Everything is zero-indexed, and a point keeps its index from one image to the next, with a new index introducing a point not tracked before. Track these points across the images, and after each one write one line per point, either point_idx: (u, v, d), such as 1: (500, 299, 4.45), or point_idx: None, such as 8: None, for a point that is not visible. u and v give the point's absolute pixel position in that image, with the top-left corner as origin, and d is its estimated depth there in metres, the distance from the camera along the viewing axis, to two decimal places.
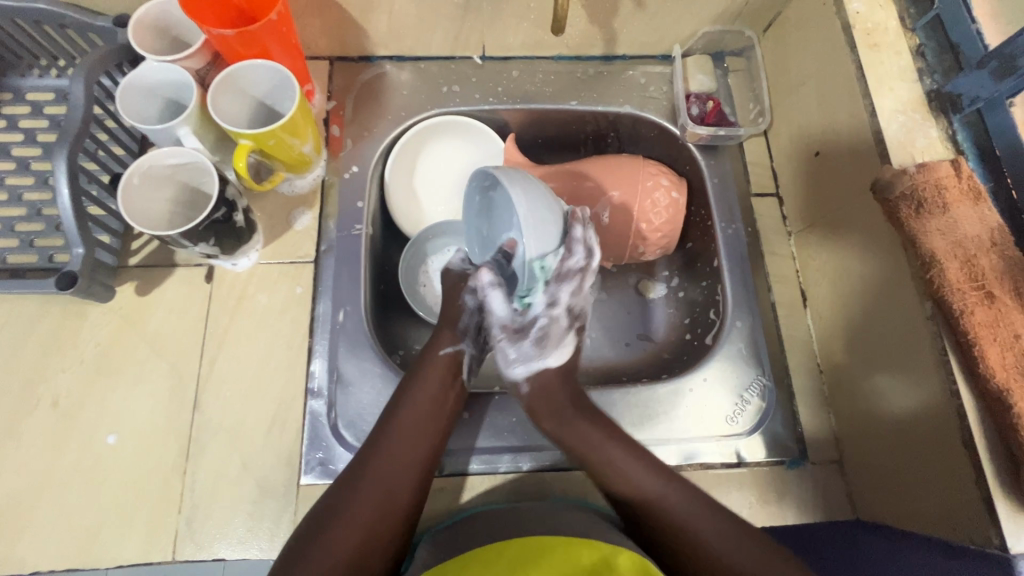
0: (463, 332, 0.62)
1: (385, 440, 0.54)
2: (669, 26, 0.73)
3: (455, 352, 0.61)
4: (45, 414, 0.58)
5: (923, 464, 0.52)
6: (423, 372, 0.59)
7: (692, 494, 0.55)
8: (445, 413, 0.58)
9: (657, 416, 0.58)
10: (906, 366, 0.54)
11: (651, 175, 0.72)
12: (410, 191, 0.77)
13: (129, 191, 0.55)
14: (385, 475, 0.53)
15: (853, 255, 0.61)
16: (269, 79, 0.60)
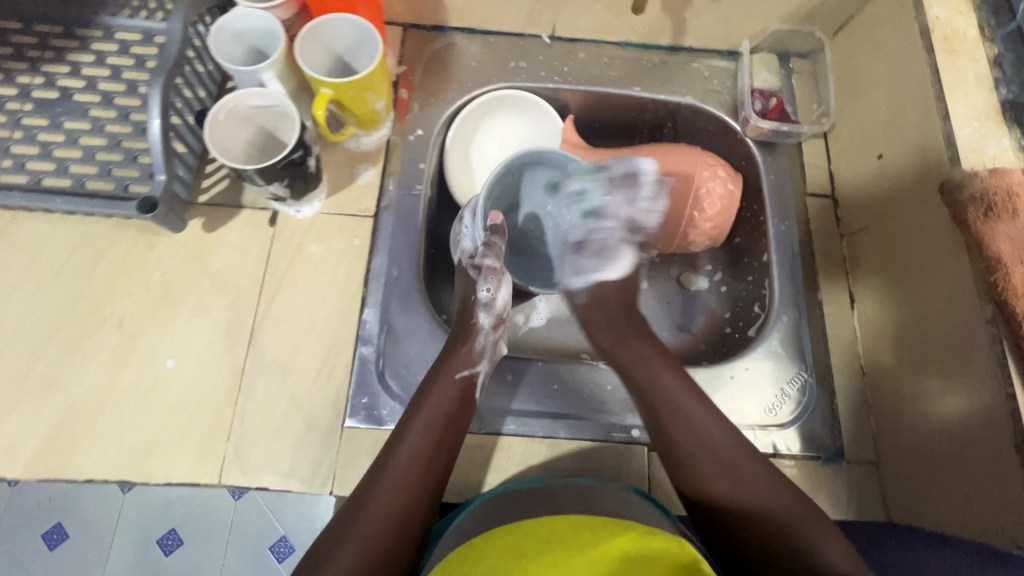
0: (480, 352, 0.61)
1: (401, 442, 0.54)
2: (740, 21, 0.74)
3: (471, 375, 0.59)
4: (109, 333, 0.61)
5: (970, 468, 0.52)
6: (434, 386, 0.58)
7: (733, 463, 0.54)
8: (457, 419, 0.56)
9: (688, 406, 0.58)
10: (960, 369, 0.54)
11: (708, 166, 0.73)
12: (466, 163, 0.78)
13: (215, 126, 0.57)
14: (411, 468, 0.52)
15: (910, 258, 0.61)
16: (352, 35, 0.63)
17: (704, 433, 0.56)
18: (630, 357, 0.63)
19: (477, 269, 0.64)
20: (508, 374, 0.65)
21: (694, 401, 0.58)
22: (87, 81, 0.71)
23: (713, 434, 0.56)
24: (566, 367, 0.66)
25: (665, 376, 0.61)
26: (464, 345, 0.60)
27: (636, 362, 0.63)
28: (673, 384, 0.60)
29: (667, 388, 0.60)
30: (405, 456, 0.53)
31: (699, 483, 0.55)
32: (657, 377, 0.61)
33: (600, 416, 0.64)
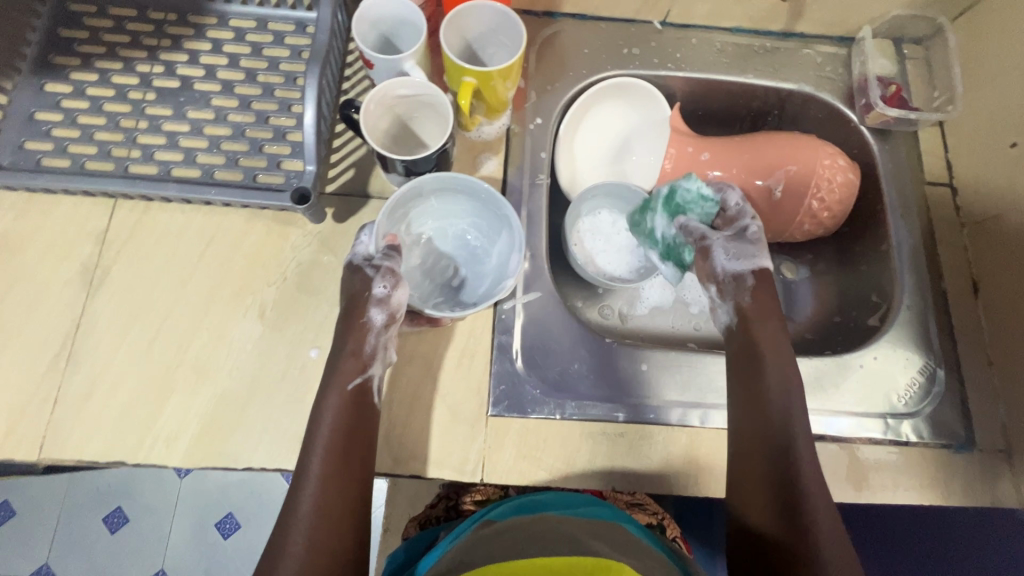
0: (372, 344, 0.55)
1: (310, 456, 0.50)
2: (860, 6, 0.73)
3: (364, 382, 0.55)
4: (252, 323, 0.61)
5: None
6: (327, 396, 0.53)
7: (804, 478, 0.49)
8: (355, 420, 0.53)
9: (780, 389, 0.54)
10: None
11: (829, 154, 0.72)
12: (569, 152, 0.77)
13: (366, 118, 0.57)
14: (311, 494, 0.48)
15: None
16: (490, 21, 0.62)
17: (800, 444, 0.51)
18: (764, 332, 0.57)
19: (374, 267, 0.56)
20: (642, 364, 0.64)
21: (787, 385, 0.54)
22: (206, 69, 0.70)
23: (805, 446, 0.51)
24: (698, 357, 0.65)
25: (771, 354, 0.56)
26: (357, 323, 0.55)
27: (772, 346, 0.56)
28: (776, 368, 0.55)
29: (777, 377, 0.54)
30: (311, 486, 0.48)
31: (750, 491, 0.51)
32: (774, 364, 0.55)
33: None
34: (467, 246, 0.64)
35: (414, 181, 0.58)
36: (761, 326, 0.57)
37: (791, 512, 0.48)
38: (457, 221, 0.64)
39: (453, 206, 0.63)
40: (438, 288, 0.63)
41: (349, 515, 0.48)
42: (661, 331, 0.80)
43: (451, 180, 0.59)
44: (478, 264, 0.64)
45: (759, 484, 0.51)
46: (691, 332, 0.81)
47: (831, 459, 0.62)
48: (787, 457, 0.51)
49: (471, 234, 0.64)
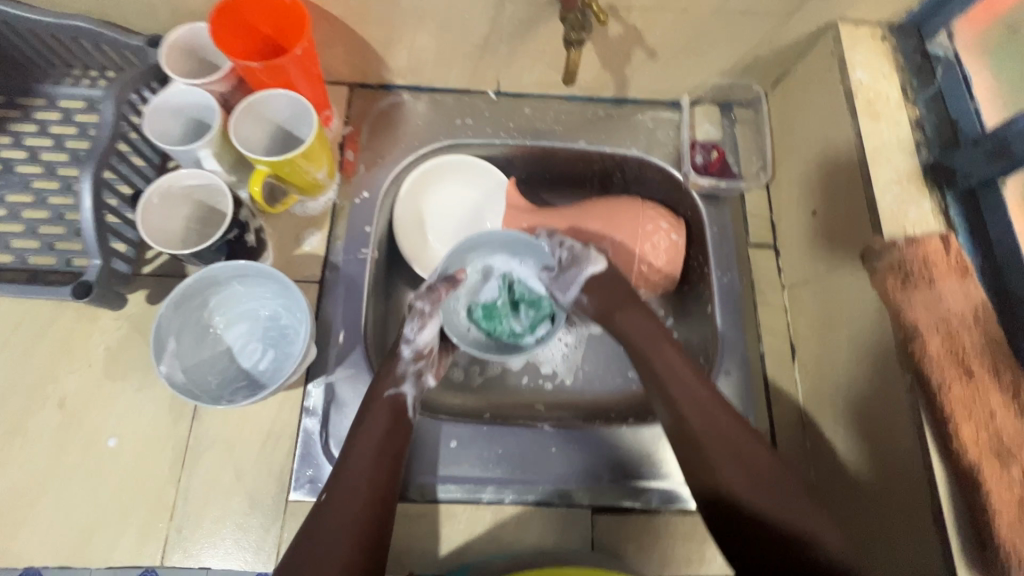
0: (404, 374, 0.61)
1: (338, 494, 0.53)
2: (681, 76, 0.75)
3: (399, 394, 0.60)
4: (51, 414, 0.61)
5: (899, 528, 0.53)
6: (370, 413, 0.58)
7: (743, 452, 0.55)
8: (391, 446, 0.57)
9: (709, 400, 0.58)
10: (883, 432, 0.56)
11: (651, 219, 0.73)
12: (420, 230, 0.79)
13: (147, 209, 0.58)
14: (336, 534, 0.51)
15: (840, 317, 0.62)
16: (290, 106, 0.63)
17: (720, 418, 0.57)
18: (639, 328, 0.64)
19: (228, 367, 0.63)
20: (451, 441, 0.64)
21: (710, 397, 0.58)
22: (29, 152, 0.71)
23: (725, 424, 0.57)
24: (510, 431, 0.65)
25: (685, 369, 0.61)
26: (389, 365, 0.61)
27: (648, 342, 0.63)
28: (695, 384, 0.59)
29: (666, 376, 0.60)
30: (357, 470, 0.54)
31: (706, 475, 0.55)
32: (682, 379, 0.60)
33: (544, 479, 0.64)
34: (273, 329, 0.64)
35: (203, 272, 0.58)
36: (635, 325, 0.64)
37: (780, 504, 0.53)
38: (258, 305, 0.64)
39: (255, 291, 0.63)
40: (245, 371, 0.63)
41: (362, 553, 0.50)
42: (508, 399, 0.79)
43: (245, 269, 0.60)
44: (283, 348, 0.64)
45: (730, 480, 0.54)
46: (540, 392, 0.81)
47: (634, 526, 0.65)
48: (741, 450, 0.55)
49: (282, 314, 0.65)
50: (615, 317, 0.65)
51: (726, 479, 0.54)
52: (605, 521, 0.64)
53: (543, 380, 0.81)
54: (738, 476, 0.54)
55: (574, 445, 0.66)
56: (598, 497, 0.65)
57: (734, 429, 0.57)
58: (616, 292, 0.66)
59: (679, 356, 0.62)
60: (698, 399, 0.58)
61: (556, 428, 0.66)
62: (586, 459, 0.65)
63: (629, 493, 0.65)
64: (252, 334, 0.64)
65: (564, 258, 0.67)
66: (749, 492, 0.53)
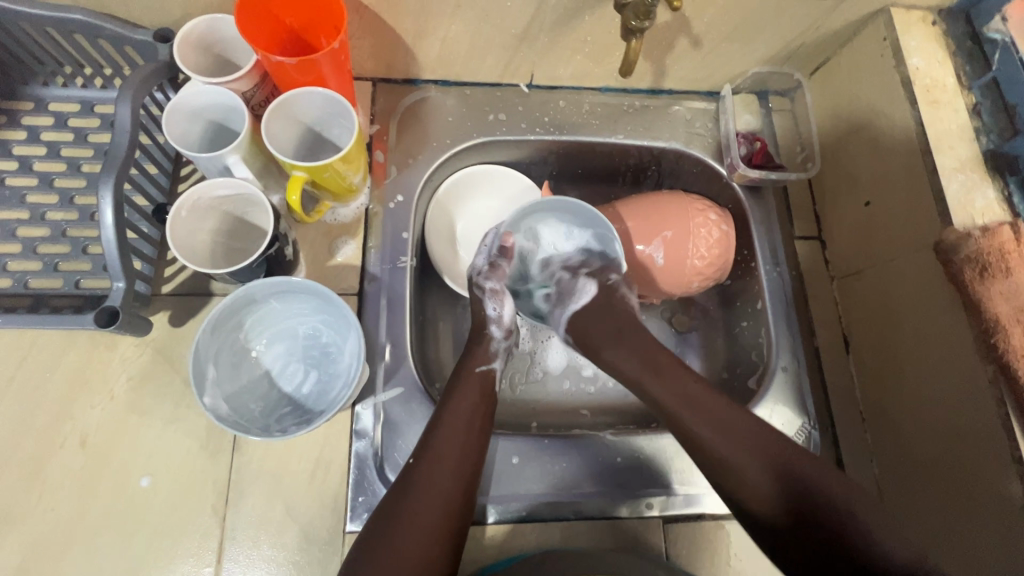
0: (496, 353, 0.65)
1: (430, 459, 0.54)
2: (721, 65, 0.73)
3: (489, 370, 0.63)
4: (72, 453, 0.55)
5: (980, 520, 0.53)
6: (460, 387, 0.60)
7: (766, 454, 0.52)
8: (481, 418, 0.58)
9: (767, 452, 0.52)
10: (958, 424, 0.55)
11: (699, 211, 0.72)
12: (451, 245, 0.76)
13: (176, 223, 0.52)
14: (427, 499, 0.52)
15: (902, 309, 0.62)
16: (324, 105, 0.58)
17: (736, 422, 0.54)
18: (636, 340, 0.62)
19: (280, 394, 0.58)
20: (512, 457, 0.61)
21: (734, 414, 0.55)
22: (20, 162, 0.63)
23: (744, 430, 0.54)
24: (571, 443, 0.63)
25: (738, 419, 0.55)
26: (481, 344, 0.65)
27: (642, 351, 0.61)
28: (746, 429, 0.54)
29: (665, 391, 0.57)
30: (451, 445, 0.55)
31: (732, 484, 0.52)
32: (734, 428, 0.54)
33: (609, 491, 0.62)
34: (313, 348, 0.60)
35: (239, 291, 0.53)
36: (637, 338, 0.62)
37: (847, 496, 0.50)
38: (296, 322, 0.60)
39: (293, 308, 0.59)
40: (286, 395, 0.58)
41: (456, 517, 0.52)
42: (552, 404, 0.76)
43: (287, 285, 0.55)
44: (326, 368, 0.59)
45: (757, 493, 0.51)
46: (583, 396, 0.78)
47: (707, 538, 0.61)
48: (830, 506, 0.49)
49: (323, 331, 0.60)
50: (645, 369, 0.59)
51: (761, 496, 0.51)
52: (677, 531, 0.61)
53: (585, 384, 0.78)
54: (769, 485, 0.51)
55: (637, 453, 0.63)
56: (666, 506, 0.62)
57: (809, 476, 0.51)
58: (643, 344, 0.62)
59: (682, 368, 0.59)
60: (760, 451, 0.52)
61: (616, 436, 0.64)
62: (650, 467, 0.63)
63: (697, 499, 0.62)
64: (292, 354, 0.60)
65: (556, 292, 0.70)
66: (784, 501, 0.50)
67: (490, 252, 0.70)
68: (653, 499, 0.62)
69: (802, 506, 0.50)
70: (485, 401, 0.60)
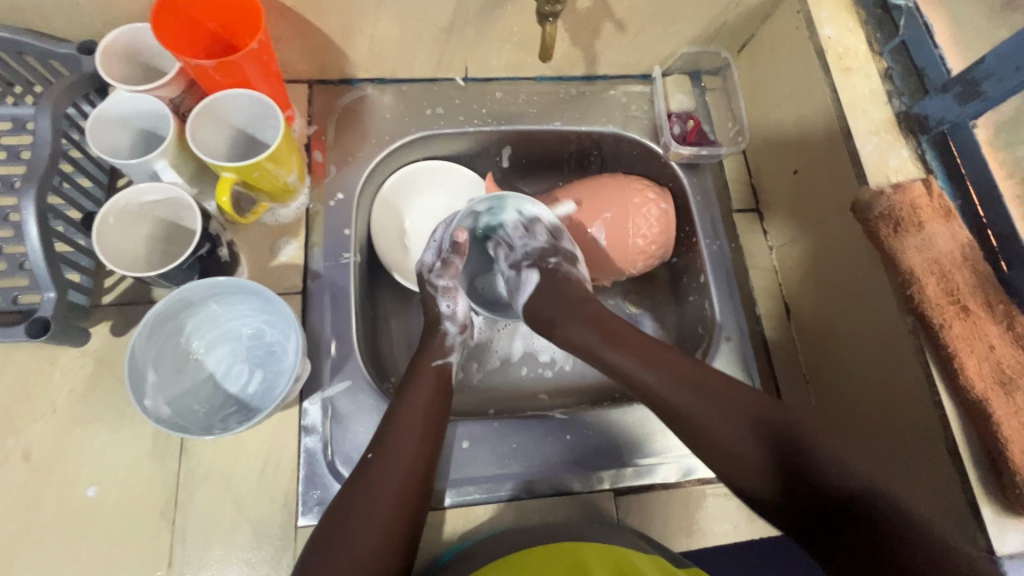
0: (452, 345, 0.66)
1: (387, 450, 0.54)
2: (650, 48, 0.75)
3: (446, 363, 0.64)
4: (15, 469, 0.55)
5: (913, 471, 0.55)
6: (415, 385, 0.60)
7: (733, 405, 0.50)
8: (437, 411, 0.58)
9: (736, 398, 0.51)
10: (888, 379, 0.57)
11: (638, 191, 0.73)
12: (399, 240, 0.77)
13: (102, 231, 0.52)
14: (385, 487, 0.52)
15: (833, 272, 0.63)
16: (250, 107, 0.58)
17: (701, 377, 0.53)
18: (595, 315, 0.60)
19: (224, 396, 0.59)
20: (463, 441, 0.62)
21: (698, 369, 0.53)
22: None
23: (710, 384, 0.52)
24: (521, 423, 0.64)
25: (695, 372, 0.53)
26: (436, 339, 0.66)
27: (602, 321, 0.60)
28: (708, 378, 0.53)
29: (627, 356, 0.56)
30: (409, 436, 0.56)
31: (701, 438, 0.51)
32: (692, 380, 0.53)
33: (562, 469, 0.63)
34: (258, 348, 0.60)
35: (173, 294, 0.53)
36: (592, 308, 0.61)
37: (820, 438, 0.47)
38: (238, 323, 0.60)
39: (234, 309, 0.59)
40: (232, 396, 0.59)
41: (408, 504, 0.52)
42: (509, 390, 0.77)
43: (222, 286, 0.55)
44: (271, 367, 0.60)
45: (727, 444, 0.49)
46: (541, 381, 0.79)
47: (660, 507, 0.63)
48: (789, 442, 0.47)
49: (266, 331, 0.60)
50: (597, 335, 0.59)
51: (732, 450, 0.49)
52: (629, 502, 0.62)
53: (542, 369, 0.79)
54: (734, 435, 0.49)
55: (587, 429, 0.64)
56: (617, 479, 0.63)
57: (764, 415, 0.49)
58: (592, 314, 0.61)
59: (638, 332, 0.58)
60: (717, 400, 0.51)
61: (567, 415, 0.65)
62: (601, 443, 0.64)
63: (647, 470, 0.64)
64: (237, 356, 0.60)
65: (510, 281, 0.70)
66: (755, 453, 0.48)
67: (439, 248, 0.70)
68: (605, 473, 0.63)
69: (775, 453, 0.48)
70: (439, 391, 0.61)
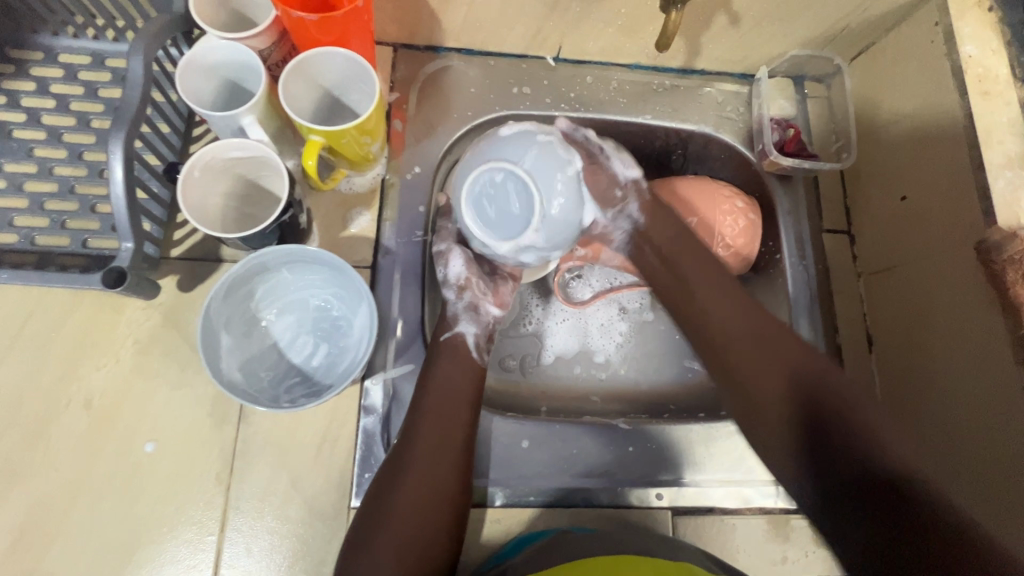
0: (455, 315, 0.61)
1: (420, 444, 0.52)
2: (758, 46, 0.69)
3: (455, 337, 0.59)
4: (77, 415, 0.54)
5: (992, 437, 0.54)
6: (442, 364, 0.57)
7: (775, 346, 0.55)
8: (467, 398, 0.56)
9: (783, 347, 0.55)
10: (981, 404, 0.55)
11: (727, 198, 0.69)
12: None
13: (187, 184, 0.50)
14: (423, 485, 0.51)
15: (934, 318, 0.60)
16: (344, 67, 0.55)
17: (753, 321, 0.58)
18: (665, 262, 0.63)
19: (286, 366, 0.57)
20: (522, 441, 0.60)
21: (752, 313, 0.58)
22: (28, 114, 0.60)
23: (763, 328, 0.57)
24: (583, 429, 0.61)
25: (769, 331, 0.56)
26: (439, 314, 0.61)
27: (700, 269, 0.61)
28: (769, 328, 0.57)
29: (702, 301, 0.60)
30: (435, 429, 0.53)
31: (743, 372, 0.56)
32: (771, 341, 0.56)
33: (620, 479, 0.60)
34: (323, 321, 0.58)
35: (251, 258, 0.51)
36: (682, 250, 0.62)
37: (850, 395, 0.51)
38: (307, 292, 0.58)
39: (306, 278, 0.57)
40: (295, 367, 0.57)
41: (450, 500, 0.51)
42: (562, 388, 0.75)
43: (299, 254, 0.53)
44: (337, 341, 0.58)
45: (753, 381, 0.55)
46: (594, 382, 0.76)
47: (715, 534, 0.61)
48: (824, 407, 0.51)
49: (334, 304, 0.58)
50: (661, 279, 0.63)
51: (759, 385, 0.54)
52: (686, 524, 0.61)
53: (597, 370, 0.76)
54: (756, 365, 0.55)
55: (649, 442, 0.62)
56: (676, 496, 0.61)
57: (804, 370, 0.53)
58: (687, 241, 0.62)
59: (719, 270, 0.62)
60: (778, 354, 0.55)
61: (630, 426, 0.62)
62: (663, 458, 0.61)
63: (706, 493, 0.61)
64: (303, 326, 0.58)
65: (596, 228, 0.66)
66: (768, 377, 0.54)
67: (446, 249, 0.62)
68: (664, 490, 0.61)
69: (812, 407, 0.51)
70: (466, 376, 0.57)
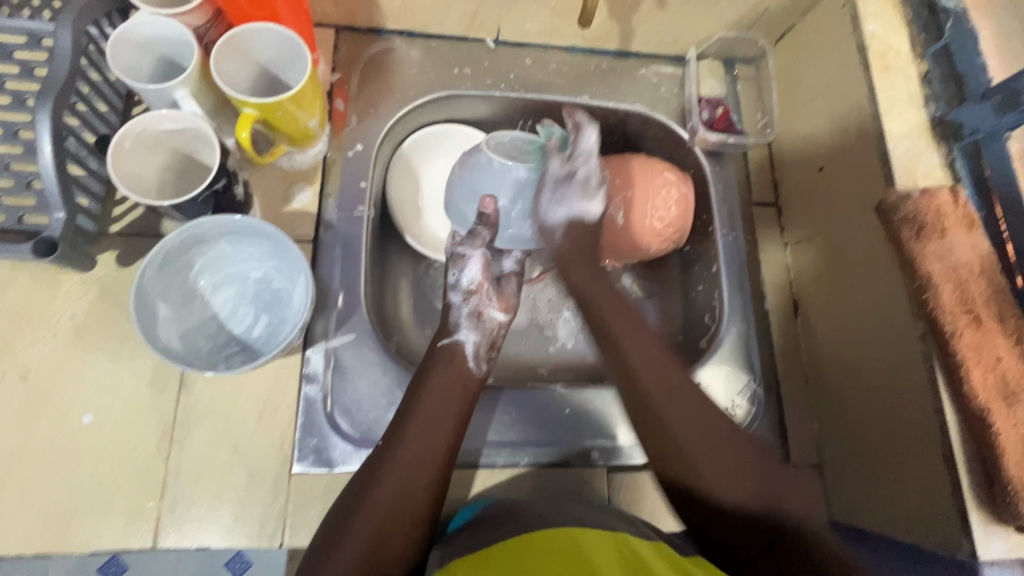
0: (456, 323, 0.62)
1: (408, 437, 0.52)
2: (688, 29, 0.73)
3: (454, 343, 0.61)
4: (13, 389, 0.54)
5: (903, 429, 0.55)
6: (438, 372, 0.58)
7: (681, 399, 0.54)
8: (462, 405, 0.56)
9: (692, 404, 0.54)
10: (896, 393, 0.57)
11: (659, 172, 0.72)
12: (412, 200, 0.75)
13: (118, 155, 0.51)
14: (397, 476, 0.50)
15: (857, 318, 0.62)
16: (277, 44, 0.57)
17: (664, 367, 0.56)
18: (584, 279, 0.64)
19: (226, 337, 0.58)
20: None
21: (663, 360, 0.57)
22: None
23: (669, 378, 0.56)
24: (521, 394, 0.64)
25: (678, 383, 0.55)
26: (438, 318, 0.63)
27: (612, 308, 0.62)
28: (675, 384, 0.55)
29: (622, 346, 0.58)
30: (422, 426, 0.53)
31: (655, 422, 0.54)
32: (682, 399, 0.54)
33: (557, 441, 0.63)
34: (264, 293, 0.59)
35: (186, 229, 0.52)
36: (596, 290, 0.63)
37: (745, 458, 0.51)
38: (248, 265, 0.59)
39: (245, 251, 0.58)
40: (235, 338, 0.58)
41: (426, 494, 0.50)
42: (510, 361, 0.77)
43: (235, 224, 0.54)
44: (277, 313, 0.59)
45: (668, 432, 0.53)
46: (541, 355, 0.78)
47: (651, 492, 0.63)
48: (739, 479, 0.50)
49: (274, 276, 0.59)
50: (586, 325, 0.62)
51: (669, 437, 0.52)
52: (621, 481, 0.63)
53: (544, 344, 0.79)
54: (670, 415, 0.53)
55: (585, 406, 0.64)
56: (612, 455, 0.63)
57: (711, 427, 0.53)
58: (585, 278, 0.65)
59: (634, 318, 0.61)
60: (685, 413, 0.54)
61: (567, 389, 0.64)
62: (598, 420, 0.64)
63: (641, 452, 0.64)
64: (243, 298, 0.59)
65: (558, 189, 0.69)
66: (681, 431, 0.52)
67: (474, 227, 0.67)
68: (599, 450, 0.63)
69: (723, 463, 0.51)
70: (462, 386, 0.58)
